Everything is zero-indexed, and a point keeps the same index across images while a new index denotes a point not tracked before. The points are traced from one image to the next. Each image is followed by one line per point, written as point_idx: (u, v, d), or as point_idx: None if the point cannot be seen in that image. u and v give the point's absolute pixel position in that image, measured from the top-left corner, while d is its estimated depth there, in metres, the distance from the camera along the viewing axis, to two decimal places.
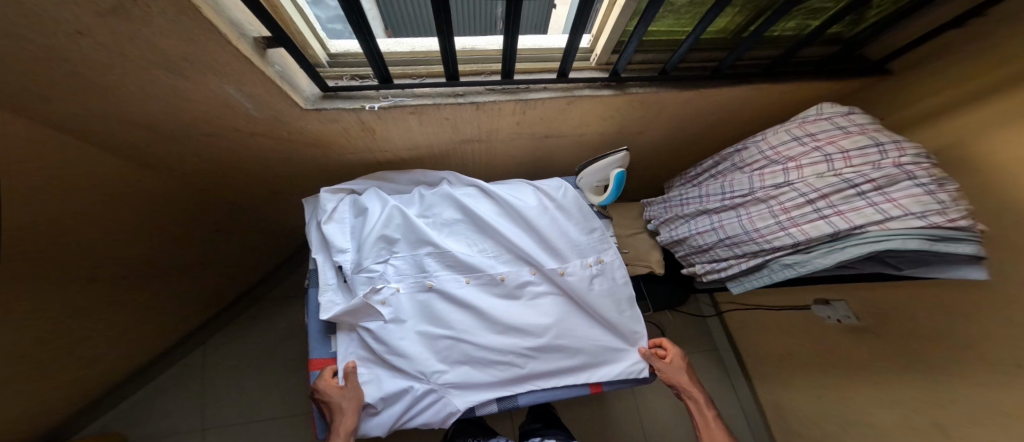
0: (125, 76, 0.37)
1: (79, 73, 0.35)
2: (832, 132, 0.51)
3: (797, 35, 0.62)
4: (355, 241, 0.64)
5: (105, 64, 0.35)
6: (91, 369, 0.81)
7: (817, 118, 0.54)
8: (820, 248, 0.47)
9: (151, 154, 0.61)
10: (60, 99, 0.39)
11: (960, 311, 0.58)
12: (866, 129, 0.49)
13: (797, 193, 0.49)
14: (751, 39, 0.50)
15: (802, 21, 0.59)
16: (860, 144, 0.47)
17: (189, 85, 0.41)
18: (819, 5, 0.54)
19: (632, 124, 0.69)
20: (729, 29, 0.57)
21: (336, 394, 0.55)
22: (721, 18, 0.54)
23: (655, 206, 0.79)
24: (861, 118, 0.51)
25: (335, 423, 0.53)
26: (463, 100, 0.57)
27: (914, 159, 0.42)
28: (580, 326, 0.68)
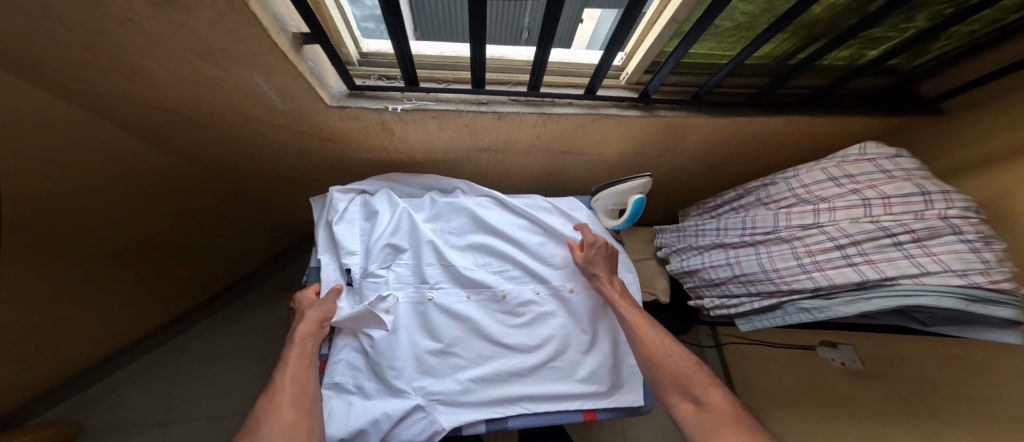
0: (156, 62, 0.36)
1: (111, 54, 0.34)
2: (874, 175, 0.47)
3: (848, 65, 0.56)
4: (363, 244, 0.62)
5: (140, 50, 0.33)
6: (70, 351, 0.77)
7: (858, 159, 0.50)
8: (843, 296, 0.46)
9: (162, 133, 0.59)
10: (80, 73, 0.37)
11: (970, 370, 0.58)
12: (912, 175, 0.44)
13: (825, 236, 0.47)
14: (798, 69, 0.46)
15: (857, 51, 0.53)
16: (904, 190, 0.43)
17: (222, 77, 0.40)
18: (882, 33, 0.48)
19: (653, 148, 0.68)
20: (774, 55, 0.52)
21: (306, 301, 0.56)
22: (767, 44, 0.49)
23: (666, 234, 0.77)
24: (909, 162, 0.46)
25: (294, 327, 0.51)
26: (486, 109, 0.56)
27: (963, 213, 0.39)
28: (581, 350, 0.65)
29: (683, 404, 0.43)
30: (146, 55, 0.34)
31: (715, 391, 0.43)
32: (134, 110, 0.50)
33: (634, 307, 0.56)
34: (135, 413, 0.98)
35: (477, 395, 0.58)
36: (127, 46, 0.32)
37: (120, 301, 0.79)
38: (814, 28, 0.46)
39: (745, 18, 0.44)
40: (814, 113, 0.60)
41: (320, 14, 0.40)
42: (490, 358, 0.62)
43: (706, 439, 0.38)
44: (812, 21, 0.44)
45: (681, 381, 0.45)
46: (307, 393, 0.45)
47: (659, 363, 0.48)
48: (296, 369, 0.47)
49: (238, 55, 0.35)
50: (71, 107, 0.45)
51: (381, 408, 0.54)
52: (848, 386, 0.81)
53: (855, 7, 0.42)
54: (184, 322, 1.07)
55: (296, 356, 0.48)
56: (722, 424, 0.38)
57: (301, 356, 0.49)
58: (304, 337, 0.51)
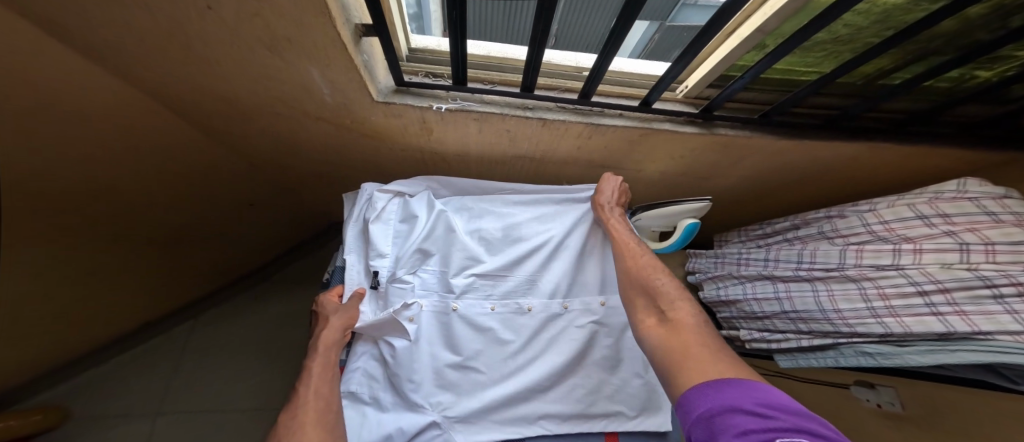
0: (209, 41, 0.34)
1: (165, 30, 0.32)
2: (974, 217, 0.42)
3: (951, 87, 0.49)
4: (394, 247, 0.59)
5: (198, 27, 0.31)
6: (75, 335, 0.74)
7: (954, 197, 0.45)
8: (918, 345, 0.42)
9: (194, 118, 0.57)
10: (130, 48, 0.36)
11: None
12: (1023, 221, 0.40)
13: (905, 279, 0.43)
14: (901, 88, 0.42)
15: (969, 71, 0.45)
16: (1014, 237, 0.39)
17: (275, 64, 0.38)
18: (1009, 52, 0.40)
19: (698, 168, 0.64)
20: (868, 73, 0.47)
21: (330, 307, 0.53)
22: (874, 61, 0.44)
23: (701, 259, 0.73)
24: (1017, 205, 0.42)
25: (318, 335, 0.49)
26: (532, 114, 0.53)
27: None
28: (608, 367, 0.60)
29: (647, 319, 0.43)
30: (201, 34, 0.32)
31: (682, 306, 0.42)
32: (169, 90, 0.47)
33: (630, 240, 0.56)
34: (127, 402, 0.93)
35: (494, 410, 0.54)
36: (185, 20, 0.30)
37: (129, 289, 0.76)
38: (928, 45, 0.41)
39: (849, 31, 0.40)
40: (901, 141, 0.55)
41: (384, 6, 0.38)
42: (511, 376, 0.57)
43: (664, 344, 0.38)
44: (929, 37, 0.39)
45: (650, 297, 0.46)
46: (330, 408, 0.41)
47: (635, 285, 0.49)
48: (318, 383, 0.44)
49: (293, 34, 0.32)
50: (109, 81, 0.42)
51: (395, 421, 0.50)
52: None
53: (988, 21, 0.37)
54: (190, 310, 1.03)
55: (319, 367, 0.46)
56: (683, 338, 0.37)
57: (325, 366, 0.46)
58: (328, 346, 0.48)
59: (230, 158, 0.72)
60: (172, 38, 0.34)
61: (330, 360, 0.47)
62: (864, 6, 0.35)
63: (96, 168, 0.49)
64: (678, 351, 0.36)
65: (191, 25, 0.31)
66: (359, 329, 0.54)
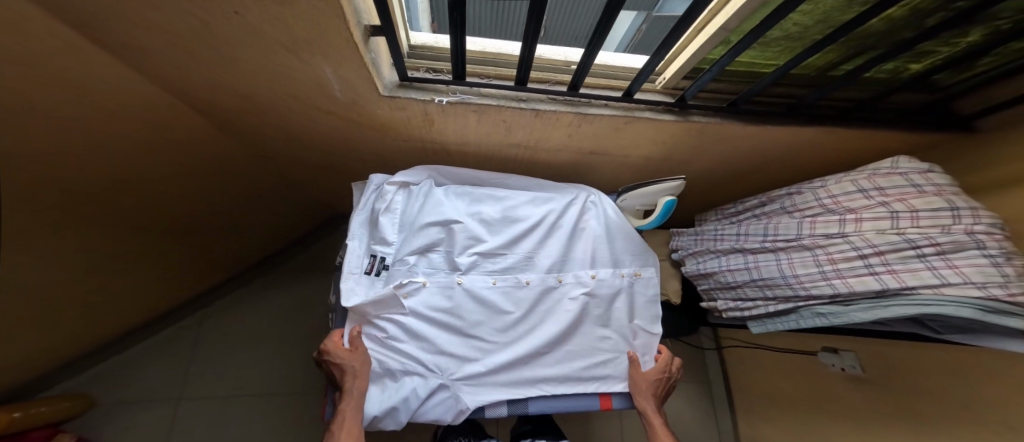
0: (234, 46, 0.38)
1: (197, 37, 0.36)
2: (904, 190, 0.49)
3: (890, 77, 0.57)
4: (400, 234, 0.63)
5: (228, 34, 0.36)
6: (98, 322, 0.79)
7: (889, 172, 0.52)
8: (860, 303, 0.49)
9: (211, 115, 0.61)
10: (161, 52, 0.40)
11: (959, 373, 0.62)
12: (943, 191, 0.46)
13: (849, 246, 0.50)
14: (844, 80, 0.48)
15: (902, 64, 0.53)
16: (933, 205, 0.45)
17: (293, 63, 0.42)
18: (932, 47, 0.48)
19: (678, 153, 0.70)
20: (818, 66, 0.54)
21: (343, 357, 0.54)
22: (819, 55, 0.51)
23: (683, 237, 0.79)
24: (941, 177, 0.48)
25: (346, 388, 0.53)
26: (526, 106, 0.57)
27: (988, 228, 0.41)
28: (598, 334, 0.67)
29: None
30: (229, 39, 0.36)
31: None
32: (187, 90, 0.51)
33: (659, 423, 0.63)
34: (147, 387, 0.99)
35: (495, 374, 0.61)
36: (217, 28, 0.34)
37: (146, 279, 0.80)
38: (865, 41, 0.48)
39: (798, 29, 0.46)
40: (857, 125, 0.61)
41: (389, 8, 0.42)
42: (514, 343, 0.63)
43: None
44: (865, 34, 0.46)
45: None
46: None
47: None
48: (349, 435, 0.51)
49: (311, 38, 0.37)
50: (138, 84, 0.46)
51: (410, 385, 0.56)
52: (846, 389, 0.85)
53: (909, 22, 0.44)
54: (201, 301, 1.08)
55: (348, 418, 0.52)
56: None
57: (354, 414, 0.53)
58: (357, 396, 0.53)
59: (242, 152, 0.76)
60: (202, 44, 0.38)
61: (357, 411, 0.53)
62: (808, 7, 0.41)
63: (122, 162, 0.53)
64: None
65: (220, 33, 0.35)
66: (355, 307, 0.56)
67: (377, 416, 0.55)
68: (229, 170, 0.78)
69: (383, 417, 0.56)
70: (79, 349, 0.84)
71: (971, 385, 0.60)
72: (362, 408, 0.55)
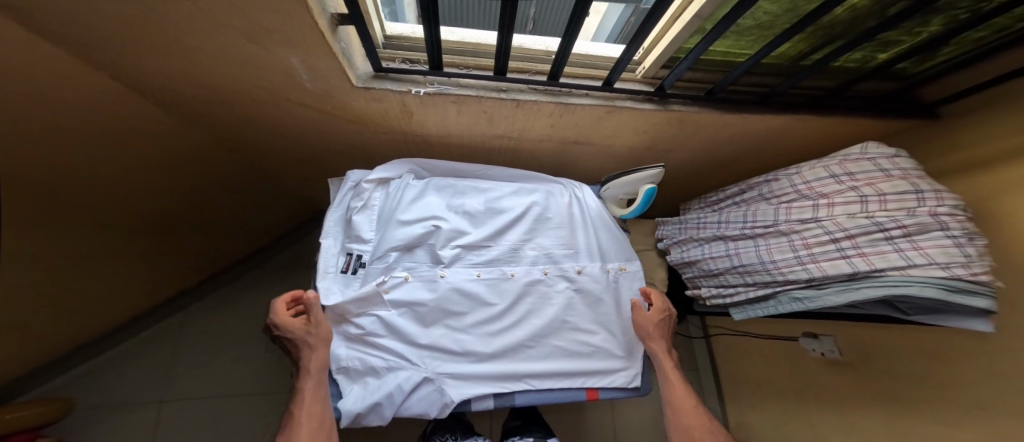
0: (194, 34, 0.37)
1: (154, 25, 0.35)
2: (873, 174, 0.50)
3: (858, 67, 0.58)
4: (377, 231, 0.62)
5: (186, 22, 0.34)
6: (72, 325, 0.77)
7: (859, 158, 0.53)
8: (833, 286, 0.50)
9: (180, 108, 0.59)
10: (118, 42, 0.38)
11: (928, 352, 0.64)
12: (908, 175, 0.47)
13: (822, 230, 0.51)
14: (812, 69, 0.49)
15: (870, 54, 0.54)
16: (900, 188, 0.46)
17: (259, 53, 0.41)
18: (896, 37, 0.49)
19: (661, 142, 0.71)
20: (788, 55, 0.54)
21: (297, 328, 0.52)
22: (786, 44, 0.51)
23: (668, 226, 0.80)
24: (907, 162, 0.49)
25: (304, 359, 0.51)
26: (506, 96, 0.57)
27: (951, 210, 0.42)
28: (585, 327, 0.67)
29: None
30: (188, 27, 0.35)
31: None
32: (151, 81, 0.49)
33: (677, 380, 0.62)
34: (129, 391, 0.97)
35: (480, 367, 0.61)
36: (173, 16, 0.33)
37: (120, 279, 0.78)
38: (832, 30, 0.48)
39: (768, 18, 0.46)
40: (832, 113, 0.62)
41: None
42: (499, 336, 0.63)
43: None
44: (832, 22, 0.46)
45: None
46: (323, 428, 0.47)
47: (691, 430, 0.57)
48: (310, 405, 0.48)
49: (275, 26, 0.36)
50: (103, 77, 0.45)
51: (393, 381, 0.56)
52: (825, 372, 0.88)
53: (873, 11, 0.45)
54: (183, 300, 1.06)
55: (310, 390, 0.49)
56: None
57: (316, 388, 0.50)
58: (317, 368, 0.51)
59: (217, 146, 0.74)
60: (161, 34, 0.36)
61: (318, 383, 0.50)
62: None
63: (86, 159, 0.52)
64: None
65: (180, 22, 0.34)
66: (336, 306, 0.56)
67: (359, 413, 0.54)
68: (203, 165, 0.76)
69: (367, 413, 0.55)
70: (55, 353, 0.82)
71: (940, 364, 0.62)
72: (341, 404, 0.53)
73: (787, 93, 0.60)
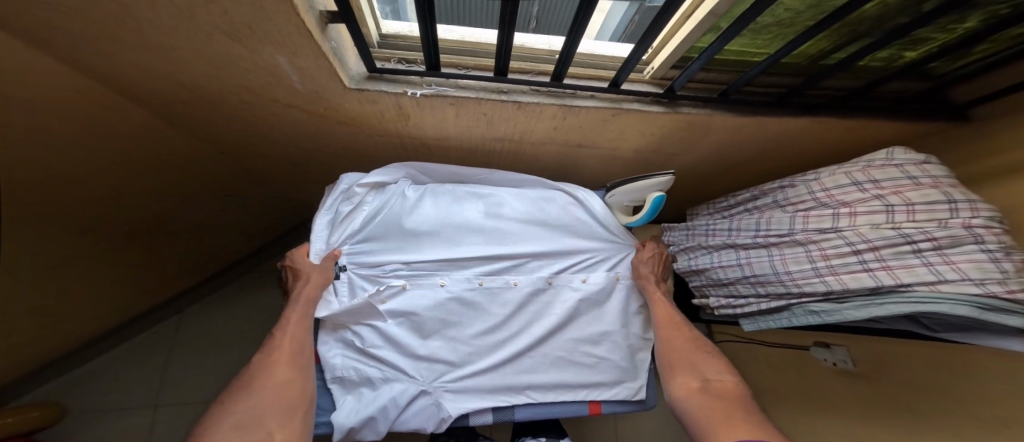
0: (173, 34, 0.34)
1: (128, 25, 0.33)
2: (899, 182, 0.47)
3: (884, 67, 0.55)
4: (367, 236, 0.59)
5: (163, 21, 0.32)
6: (60, 331, 0.75)
7: (883, 164, 0.49)
8: (854, 301, 0.47)
9: (166, 109, 0.56)
10: (87, 42, 0.35)
11: (950, 368, 0.61)
12: (939, 183, 0.44)
13: (843, 241, 0.48)
14: (834, 69, 0.46)
15: (897, 52, 0.51)
16: (929, 198, 0.43)
17: (243, 53, 0.39)
18: (927, 34, 0.46)
19: (669, 145, 0.68)
20: (808, 54, 0.51)
21: (302, 262, 0.55)
22: (809, 42, 0.48)
23: (675, 232, 0.78)
24: (937, 169, 0.46)
25: (296, 290, 0.51)
26: (507, 98, 0.54)
27: (987, 222, 0.39)
28: (588, 338, 0.64)
29: (687, 382, 0.52)
30: (165, 26, 0.33)
31: (728, 378, 0.51)
32: (133, 83, 0.47)
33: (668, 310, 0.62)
34: (121, 397, 0.95)
35: (479, 381, 0.58)
36: (147, 14, 0.31)
37: (109, 284, 0.76)
38: (858, 27, 0.45)
39: (789, 15, 0.43)
40: (850, 116, 0.59)
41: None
42: (498, 347, 0.61)
43: (699, 407, 0.47)
44: (858, 19, 0.43)
45: (695, 366, 0.54)
46: (298, 360, 0.46)
47: (678, 350, 0.57)
48: (295, 335, 0.48)
49: (260, 24, 0.33)
50: (87, 77, 0.43)
51: (387, 394, 0.53)
52: (836, 383, 0.85)
53: (904, 8, 0.42)
54: (176, 303, 1.04)
55: (294, 320, 0.49)
56: (723, 399, 0.47)
57: (301, 318, 0.50)
58: (307, 299, 0.51)
59: (212, 147, 0.72)
60: (137, 33, 0.34)
61: (305, 315, 0.50)
62: None
63: (69, 161, 0.49)
64: (715, 418, 0.43)
65: (156, 19, 0.32)
66: (329, 316, 0.54)
67: (352, 428, 0.51)
68: (194, 166, 0.74)
69: (360, 428, 0.52)
70: (44, 359, 0.80)
71: (962, 380, 0.59)
72: (333, 416, 0.51)
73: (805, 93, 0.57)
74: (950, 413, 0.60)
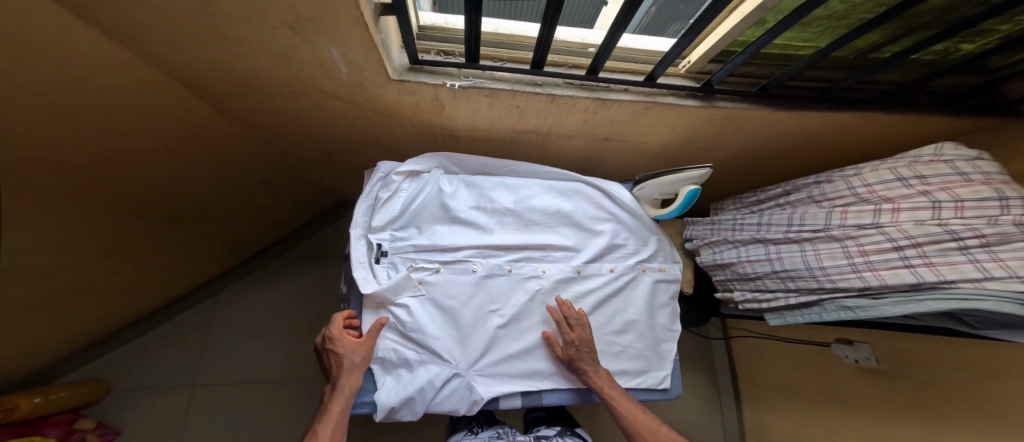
0: (235, 27, 0.36)
1: (193, 17, 0.34)
2: (948, 178, 0.46)
3: (937, 60, 0.54)
4: (403, 219, 0.61)
5: (232, 14, 0.33)
6: (105, 311, 0.79)
7: (931, 160, 0.48)
8: (892, 297, 0.47)
9: (208, 101, 0.58)
10: (152, 34, 0.37)
11: (984, 369, 0.60)
12: (991, 179, 0.44)
13: (884, 237, 0.48)
14: (886, 63, 0.45)
15: (953, 45, 0.50)
16: (980, 194, 0.43)
17: (299, 46, 0.40)
18: (990, 27, 0.45)
19: (699, 138, 0.67)
20: (859, 47, 0.50)
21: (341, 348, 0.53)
22: (863, 36, 0.47)
23: (698, 226, 0.77)
24: (988, 165, 0.45)
25: (340, 380, 0.51)
26: (541, 90, 0.54)
27: None
28: (615, 328, 0.66)
29: None
30: (230, 18, 0.34)
31: None
32: (180, 74, 0.48)
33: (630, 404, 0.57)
34: (154, 376, 1.00)
35: (510, 366, 0.60)
36: (217, 7, 0.32)
37: (147, 268, 0.79)
38: (916, 20, 0.44)
39: (842, 7, 0.42)
40: (891, 111, 0.58)
41: None
42: (528, 335, 0.62)
43: None
44: (918, 12, 0.43)
45: None
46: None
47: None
48: (334, 419, 0.48)
49: (320, 17, 0.34)
50: (147, 71, 0.45)
51: (425, 376, 0.55)
52: (856, 381, 0.85)
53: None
54: (206, 288, 1.08)
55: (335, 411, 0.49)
56: None
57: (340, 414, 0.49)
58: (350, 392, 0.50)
59: (248, 138, 0.74)
60: (203, 26, 0.36)
61: (349, 397, 0.50)
62: None
63: (116, 150, 0.51)
64: None
65: (225, 12, 0.33)
66: (374, 294, 0.55)
67: (393, 407, 0.53)
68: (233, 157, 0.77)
69: (399, 408, 0.54)
70: (87, 338, 0.85)
71: (1002, 382, 0.58)
72: (376, 396, 0.53)
73: (849, 88, 0.56)
74: (984, 414, 0.60)
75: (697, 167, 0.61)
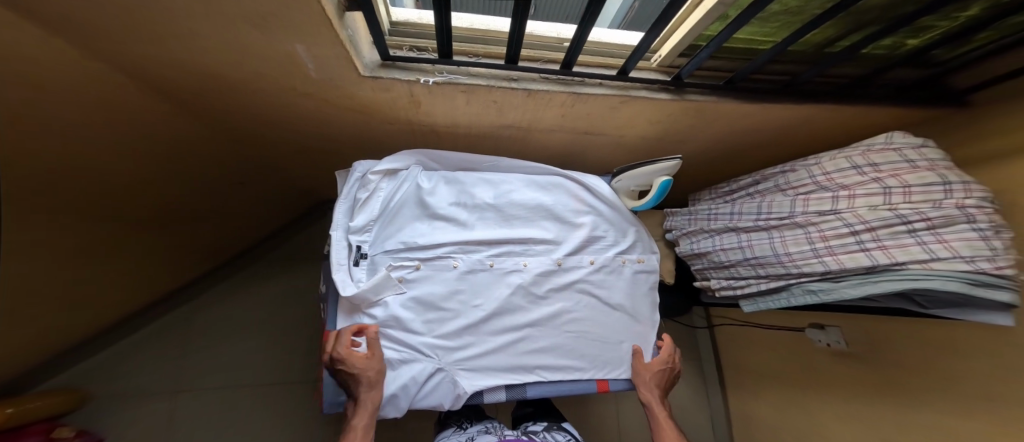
0: (194, 22, 0.35)
1: (147, 13, 0.33)
2: (898, 165, 0.49)
3: (888, 54, 0.56)
4: (383, 217, 0.61)
5: (189, 10, 0.33)
6: (76, 319, 0.76)
7: (883, 148, 0.51)
8: (851, 279, 0.50)
9: (175, 100, 0.56)
10: (107, 31, 0.36)
11: (939, 345, 0.64)
12: (935, 165, 0.46)
13: (842, 223, 0.50)
14: (839, 57, 0.47)
15: (899, 40, 0.52)
16: (926, 180, 0.45)
17: (264, 41, 0.39)
18: (929, 23, 0.48)
19: (674, 131, 0.69)
20: (814, 42, 0.52)
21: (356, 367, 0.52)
22: (816, 32, 0.49)
23: (677, 217, 0.80)
24: (933, 153, 0.48)
25: (362, 396, 0.52)
26: (517, 85, 0.55)
27: (978, 203, 0.41)
28: (596, 320, 0.67)
29: None
30: (188, 14, 0.33)
31: None
32: (142, 72, 0.46)
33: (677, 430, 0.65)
34: (136, 383, 0.98)
35: (493, 360, 0.61)
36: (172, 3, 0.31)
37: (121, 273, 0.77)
38: (865, 15, 0.46)
39: (797, 3, 0.44)
40: (852, 102, 0.60)
41: None
42: (511, 329, 0.63)
43: None
44: (863, 8, 0.45)
45: None
46: None
47: None
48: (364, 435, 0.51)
49: (283, 13, 0.34)
50: (108, 70, 0.43)
51: (408, 374, 0.56)
52: (828, 362, 0.89)
53: None
54: (187, 291, 1.06)
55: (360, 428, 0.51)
56: None
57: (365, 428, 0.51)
58: (373, 407, 0.52)
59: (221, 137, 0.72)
60: (161, 23, 0.35)
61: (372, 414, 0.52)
62: None
63: (80, 151, 0.50)
64: None
65: (181, 7, 0.32)
66: (354, 296, 0.55)
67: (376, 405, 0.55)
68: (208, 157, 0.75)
69: (384, 405, 0.55)
70: (61, 347, 0.82)
71: (954, 357, 0.62)
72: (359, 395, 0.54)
73: (811, 81, 0.58)
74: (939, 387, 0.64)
75: (670, 158, 0.63)
